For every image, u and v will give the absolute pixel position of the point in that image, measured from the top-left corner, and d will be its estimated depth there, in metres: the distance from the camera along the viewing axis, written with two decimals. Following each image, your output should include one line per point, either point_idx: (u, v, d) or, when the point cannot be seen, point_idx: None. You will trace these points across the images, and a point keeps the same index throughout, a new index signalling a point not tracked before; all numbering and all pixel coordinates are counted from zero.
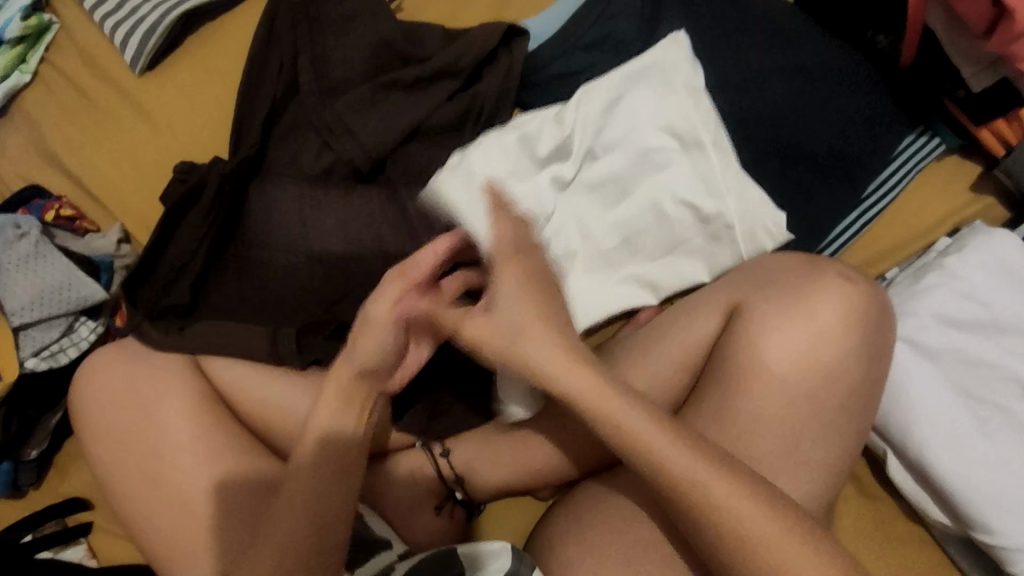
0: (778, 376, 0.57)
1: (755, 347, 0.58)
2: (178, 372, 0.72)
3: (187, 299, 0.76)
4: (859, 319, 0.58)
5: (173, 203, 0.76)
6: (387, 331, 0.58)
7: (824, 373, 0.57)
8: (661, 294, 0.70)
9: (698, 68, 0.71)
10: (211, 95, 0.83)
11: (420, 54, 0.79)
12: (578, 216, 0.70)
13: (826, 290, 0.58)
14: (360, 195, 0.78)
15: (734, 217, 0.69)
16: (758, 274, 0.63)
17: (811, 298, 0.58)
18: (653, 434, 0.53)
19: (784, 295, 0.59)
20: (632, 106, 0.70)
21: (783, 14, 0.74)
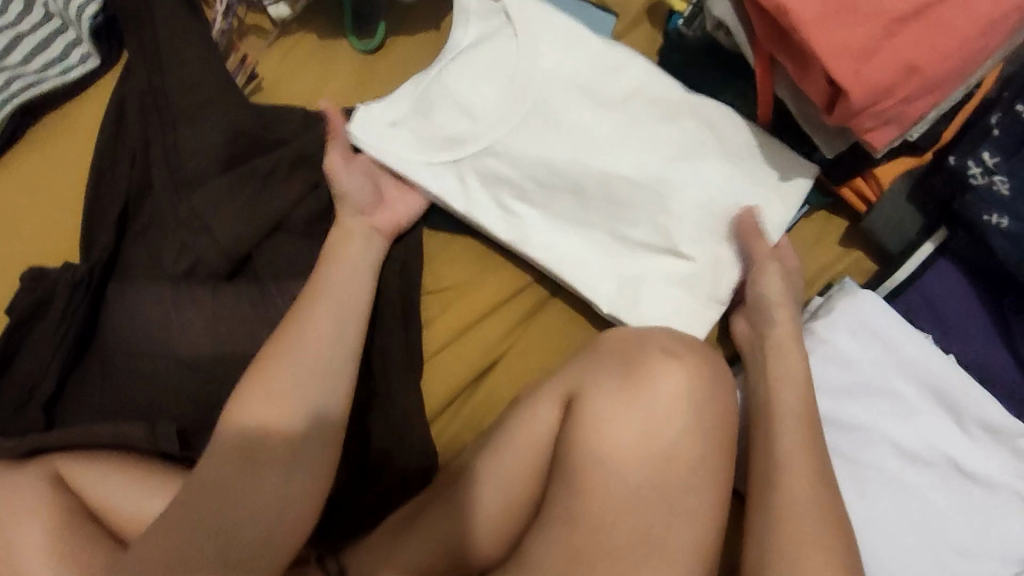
0: (625, 472, 0.56)
1: (603, 424, 0.57)
2: (37, 489, 0.64)
3: (42, 421, 0.69)
4: (696, 396, 0.58)
5: (22, 312, 0.71)
6: (630, 382, 0.59)
7: (691, 462, 0.57)
8: (468, 201, 0.70)
9: (739, 126, 0.68)
10: (57, 193, 0.77)
11: (281, 138, 0.75)
12: (588, 240, 0.69)
13: (665, 365, 0.59)
14: (223, 290, 0.73)
15: (471, 141, 0.70)
16: (592, 351, 0.62)
17: (645, 376, 0.59)
18: (592, 409, 0.58)
19: (620, 374, 0.59)
20: (667, 192, 0.68)
21: (653, 74, 0.69)
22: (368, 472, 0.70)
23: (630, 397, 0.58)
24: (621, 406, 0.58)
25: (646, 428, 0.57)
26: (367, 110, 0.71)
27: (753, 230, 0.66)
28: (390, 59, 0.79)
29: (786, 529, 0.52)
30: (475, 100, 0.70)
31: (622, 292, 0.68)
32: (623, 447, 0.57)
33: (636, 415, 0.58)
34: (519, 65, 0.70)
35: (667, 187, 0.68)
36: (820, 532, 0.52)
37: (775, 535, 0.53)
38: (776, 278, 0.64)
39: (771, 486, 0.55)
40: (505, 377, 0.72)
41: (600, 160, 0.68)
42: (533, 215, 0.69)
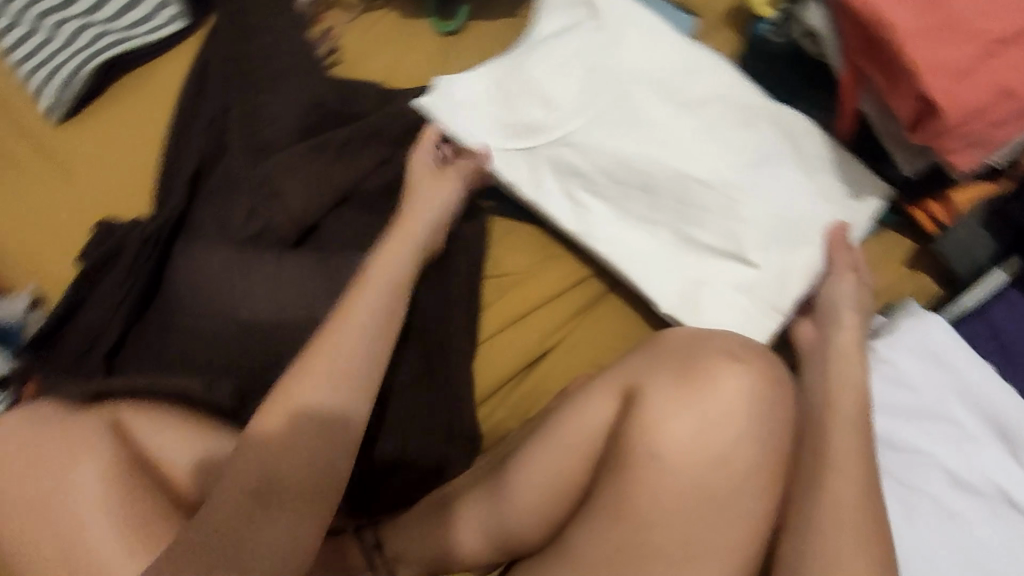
0: (683, 473, 0.56)
1: (659, 424, 0.56)
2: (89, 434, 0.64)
3: (102, 370, 0.71)
4: (759, 404, 0.57)
5: (96, 262, 0.73)
6: (692, 385, 0.57)
7: (745, 469, 0.56)
8: (538, 189, 0.71)
9: (816, 137, 0.68)
10: (131, 147, 0.78)
11: (355, 112, 0.76)
12: (653, 239, 0.69)
13: (727, 367, 0.58)
14: (289, 257, 0.74)
15: (547, 132, 0.72)
16: (653, 348, 0.61)
17: (706, 377, 0.58)
18: (650, 409, 0.57)
19: (680, 373, 0.58)
20: (737, 197, 0.68)
21: (734, 80, 0.69)
22: (410, 450, 0.70)
23: (688, 398, 0.57)
24: (680, 405, 0.57)
25: (705, 429, 0.56)
26: (449, 94, 0.73)
27: (838, 240, 0.66)
28: (467, 43, 0.80)
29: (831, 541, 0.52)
30: (553, 90, 0.72)
31: (683, 294, 0.67)
32: (680, 447, 0.56)
33: (696, 416, 0.57)
34: (600, 62, 0.71)
35: (738, 192, 0.68)
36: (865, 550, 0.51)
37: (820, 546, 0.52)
38: (848, 286, 0.65)
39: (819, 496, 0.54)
40: (556, 370, 0.72)
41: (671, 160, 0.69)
42: (601, 208, 0.70)
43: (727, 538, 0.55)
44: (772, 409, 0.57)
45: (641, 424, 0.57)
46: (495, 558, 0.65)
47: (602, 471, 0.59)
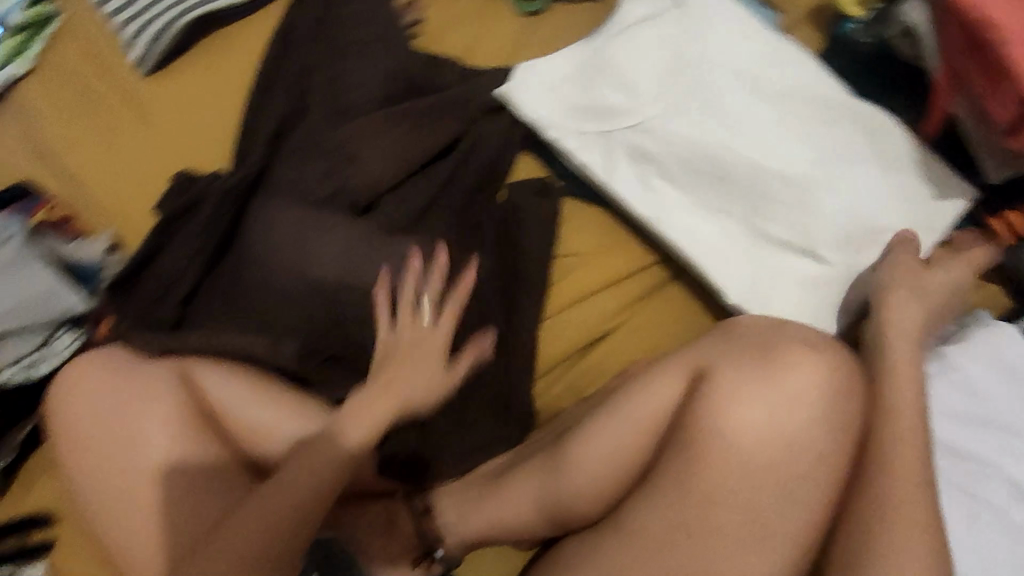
0: (746, 457, 0.56)
1: (726, 406, 0.57)
2: (158, 383, 0.67)
3: (174, 314, 0.73)
4: (830, 395, 0.57)
5: (174, 214, 0.76)
6: (762, 373, 0.58)
7: (815, 460, 0.56)
8: (611, 172, 0.71)
9: (898, 138, 0.68)
10: (214, 104, 0.80)
11: (437, 83, 0.78)
12: (724, 228, 0.69)
13: (801, 355, 0.58)
14: (359, 221, 0.75)
15: (624, 115, 0.71)
16: (724, 335, 0.62)
17: (780, 365, 0.58)
18: (721, 389, 0.58)
19: (752, 358, 0.58)
20: (813, 192, 0.67)
21: (818, 76, 0.69)
22: (467, 421, 0.71)
23: (763, 384, 0.57)
24: (753, 391, 0.57)
25: (771, 416, 0.57)
26: (528, 72, 0.73)
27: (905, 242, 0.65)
28: (549, 23, 0.81)
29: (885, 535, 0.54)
30: (637, 75, 0.71)
31: (751, 286, 0.67)
32: (748, 431, 0.56)
33: (769, 400, 0.57)
34: (684, 48, 0.71)
35: (815, 187, 0.67)
36: (915, 546, 0.53)
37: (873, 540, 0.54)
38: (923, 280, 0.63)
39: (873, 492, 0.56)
40: (613, 353, 0.73)
41: (749, 151, 0.68)
42: (673, 195, 0.70)
43: (783, 525, 0.56)
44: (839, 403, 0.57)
45: (710, 405, 0.57)
46: (545, 530, 0.66)
47: (665, 451, 0.60)
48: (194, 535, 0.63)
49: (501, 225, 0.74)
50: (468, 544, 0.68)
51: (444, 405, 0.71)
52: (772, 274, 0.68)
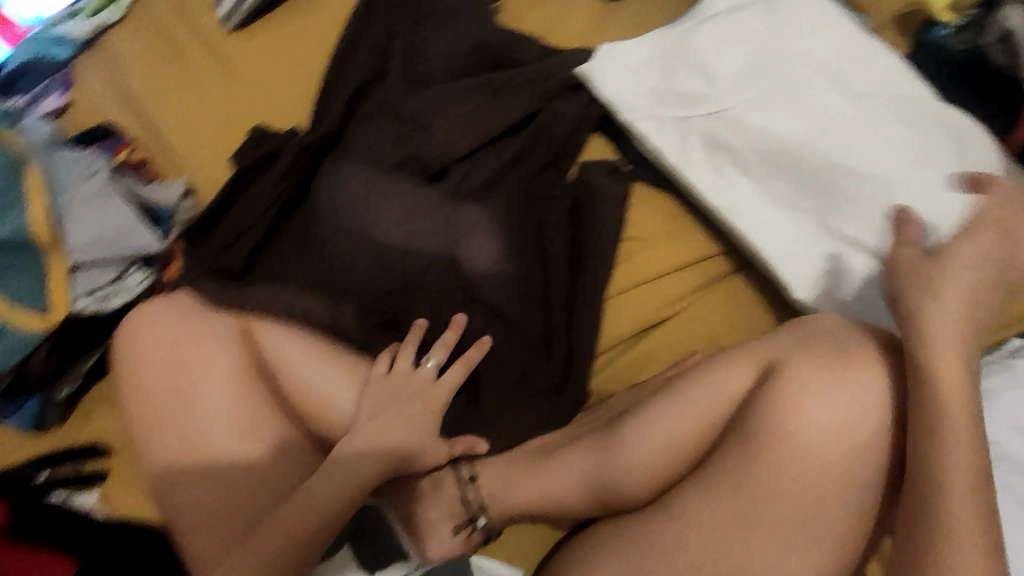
0: (810, 452, 0.56)
1: (798, 399, 0.56)
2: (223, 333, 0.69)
3: (240, 265, 0.73)
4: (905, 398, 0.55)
5: (248, 169, 0.76)
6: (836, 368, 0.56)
7: (874, 459, 0.56)
8: (684, 158, 0.71)
9: (980, 145, 0.67)
10: (293, 64, 0.82)
11: (515, 60, 0.79)
12: (796, 223, 0.68)
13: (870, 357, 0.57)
14: (428, 190, 0.75)
15: (703, 102, 0.71)
16: (801, 328, 0.60)
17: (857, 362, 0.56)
18: (804, 384, 0.56)
19: (828, 352, 0.57)
20: (891, 192, 0.66)
21: (903, 79, 0.69)
22: (520, 397, 0.70)
23: (835, 379, 0.56)
24: (826, 384, 0.56)
25: (837, 410, 0.55)
26: (609, 56, 0.74)
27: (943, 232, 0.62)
28: (631, 8, 0.81)
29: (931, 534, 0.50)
30: (718, 63, 0.71)
31: (819, 282, 0.67)
32: (818, 427, 0.55)
33: (840, 395, 0.56)
34: (769, 41, 0.71)
35: (894, 188, 0.66)
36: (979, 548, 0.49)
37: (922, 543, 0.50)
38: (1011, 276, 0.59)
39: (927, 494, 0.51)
40: (669, 342, 0.72)
41: (828, 147, 0.68)
42: (746, 186, 0.70)
43: (827, 521, 0.56)
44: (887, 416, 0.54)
45: (780, 397, 0.56)
46: (589, 511, 0.66)
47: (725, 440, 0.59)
48: (247, 476, 0.65)
49: (567, 207, 0.75)
50: (510, 515, 0.68)
51: (501, 379, 0.70)
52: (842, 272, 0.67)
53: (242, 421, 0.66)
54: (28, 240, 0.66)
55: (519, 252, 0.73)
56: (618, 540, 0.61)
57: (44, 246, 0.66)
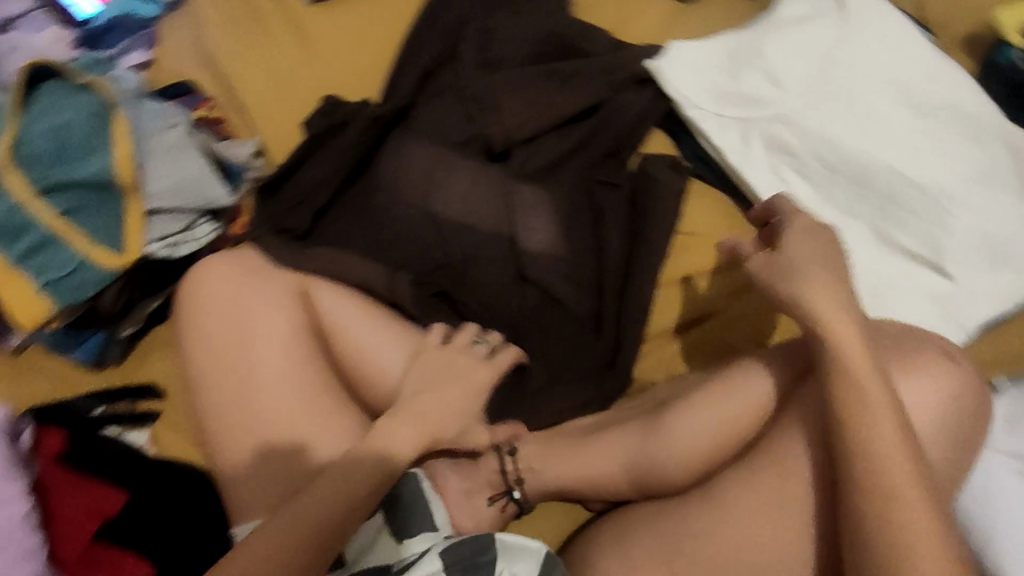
0: None
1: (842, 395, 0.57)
2: (280, 287, 0.70)
3: (305, 224, 0.76)
4: (964, 401, 0.55)
5: (319, 136, 0.79)
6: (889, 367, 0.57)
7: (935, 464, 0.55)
8: (744, 157, 0.72)
9: None
10: (369, 39, 0.85)
11: (584, 52, 0.81)
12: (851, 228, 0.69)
13: (928, 356, 0.56)
14: (489, 170, 0.78)
15: (767, 104, 0.73)
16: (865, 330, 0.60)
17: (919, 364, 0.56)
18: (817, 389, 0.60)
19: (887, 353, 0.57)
20: (949, 204, 0.67)
21: (969, 97, 0.70)
22: (563, 375, 0.73)
23: None
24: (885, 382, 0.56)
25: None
26: (679, 52, 0.75)
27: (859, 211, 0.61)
28: (700, 13, 0.84)
29: (888, 502, 0.48)
30: (786, 69, 0.73)
31: (871, 288, 0.67)
32: None
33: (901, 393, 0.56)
34: (838, 49, 0.72)
35: (952, 201, 0.67)
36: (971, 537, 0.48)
37: (871, 506, 0.48)
38: None
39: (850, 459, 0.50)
40: (713, 341, 0.74)
41: (889, 156, 0.69)
42: (804, 188, 0.71)
43: None
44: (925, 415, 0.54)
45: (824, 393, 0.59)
46: (627, 492, 0.67)
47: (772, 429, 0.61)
48: (291, 428, 0.65)
49: (626, 196, 0.76)
50: (547, 490, 0.70)
51: (547, 358, 0.73)
52: (895, 278, 0.68)
53: (293, 372, 0.67)
54: (110, 180, 0.69)
55: (573, 237, 0.75)
56: (656, 522, 0.63)
57: (125, 188, 0.69)
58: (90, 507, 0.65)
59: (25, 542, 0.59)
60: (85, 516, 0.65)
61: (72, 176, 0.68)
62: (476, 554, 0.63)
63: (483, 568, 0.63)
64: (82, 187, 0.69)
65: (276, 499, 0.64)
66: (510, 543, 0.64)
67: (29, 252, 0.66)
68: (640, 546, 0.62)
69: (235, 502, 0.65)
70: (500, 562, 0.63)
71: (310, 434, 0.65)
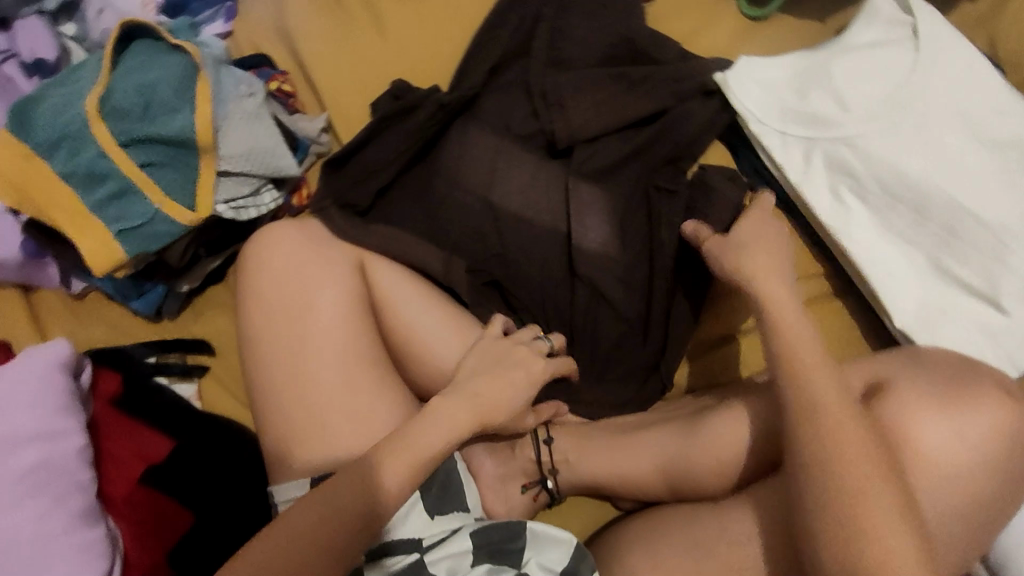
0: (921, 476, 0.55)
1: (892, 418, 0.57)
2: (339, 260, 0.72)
3: (367, 202, 0.77)
4: (1009, 435, 0.56)
5: (386, 120, 0.80)
6: (935, 394, 0.57)
7: (976, 495, 0.56)
8: (805, 177, 0.73)
9: None
10: (441, 27, 0.87)
11: (652, 61, 0.82)
12: (905, 257, 0.70)
13: (983, 394, 0.57)
14: (550, 167, 0.79)
15: (834, 125, 0.73)
16: (915, 360, 0.62)
17: (968, 396, 0.57)
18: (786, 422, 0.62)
19: (937, 383, 0.58)
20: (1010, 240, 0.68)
21: None
22: (602, 374, 0.75)
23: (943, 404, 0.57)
24: (931, 409, 0.56)
25: (937, 434, 0.56)
26: (750, 69, 0.76)
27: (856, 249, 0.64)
28: (770, 32, 0.85)
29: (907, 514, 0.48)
30: (855, 92, 0.73)
31: (921, 317, 0.69)
32: (932, 455, 0.55)
33: (947, 421, 0.56)
34: (911, 77, 0.73)
35: (1015, 237, 0.68)
36: None
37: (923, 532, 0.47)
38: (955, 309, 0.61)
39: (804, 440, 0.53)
40: (755, 354, 0.77)
41: (952, 187, 0.70)
42: (863, 213, 0.72)
43: None
44: (968, 446, 0.56)
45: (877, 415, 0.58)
46: (660, 492, 0.69)
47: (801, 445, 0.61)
48: (338, 398, 0.67)
49: (685, 201, 0.76)
50: (581, 482, 0.72)
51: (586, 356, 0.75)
52: (946, 309, 0.69)
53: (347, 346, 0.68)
54: (189, 141, 0.71)
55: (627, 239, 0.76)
56: (689, 526, 0.63)
57: (201, 149, 0.72)
58: (137, 451, 0.69)
59: (78, 473, 0.62)
60: (132, 459, 0.68)
61: (154, 133, 0.70)
62: (504, 540, 0.65)
63: (511, 556, 0.65)
64: (161, 143, 0.71)
65: (316, 462, 0.66)
66: (538, 532, 0.65)
67: (107, 200, 0.69)
68: (668, 548, 0.62)
69: (277, 462, 0.68)
70: (527, 550, 0.65)
71: (357, 405, 0.67)
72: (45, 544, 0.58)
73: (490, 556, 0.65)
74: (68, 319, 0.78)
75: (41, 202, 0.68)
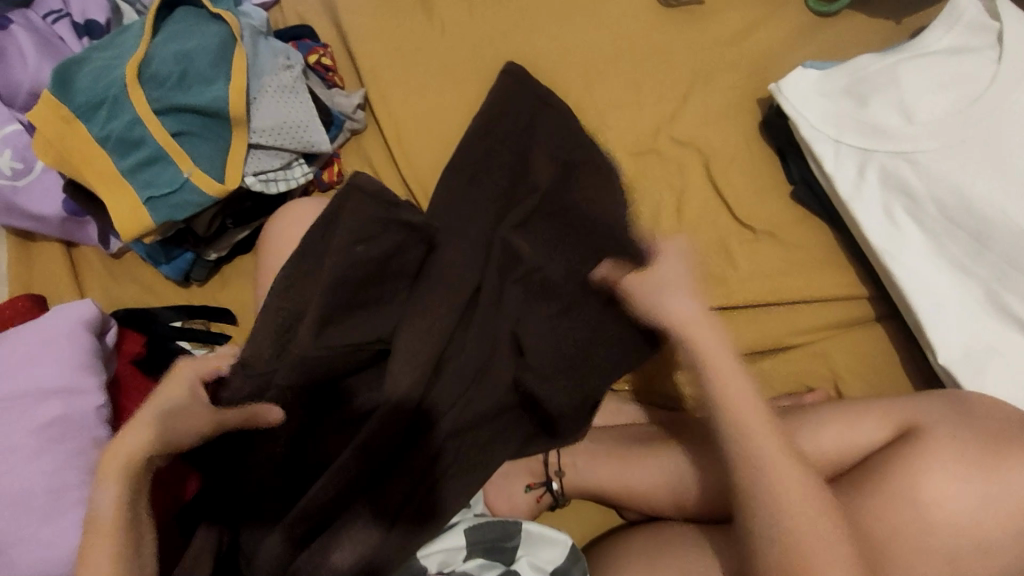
0: (933, 532, 0.51)
1: (915, 469, 0.52)
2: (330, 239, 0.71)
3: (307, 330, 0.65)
4: None
5: (386, 248, 0.64)
6: (970, 451, 0.53)
7: (998, 562, 0.52)
8: (856, 194, 0.68)
9: None
10: (487, 6, 0.83)
11: None
12: (957, 285, 0.65)
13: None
14: (497, 299, 0.67)
15: (892, 142, 0.67)
16: (954, 405, 0.57)
17: (1004, 459, 0.53)
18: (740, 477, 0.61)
19: (976, 436, 0.54)
20: None
21: None
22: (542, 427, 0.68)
23: (975, 462, 0.53)
24: (961, 466, 0.52)
25: (958, 490, 0.52)
26: (805, 76, 0.71)
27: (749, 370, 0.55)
28: (837, 32, 0.79)
29: None
30: (921, 104, 0.67)
31: (969, 355, 0.63)
32: (952, 514, 0.52)
33: (975, 479, 0.52)
34: (982, 90, 0.66)
35: None
36: None
37: None
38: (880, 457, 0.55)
39: (794, 491, 0.50)
40: (787, 374, 0.70)
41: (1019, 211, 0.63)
42: (917, 237, 0.66)
43: None
44: (994, 504, 0.52)
45: (895, 464, 0.53)
46: (664, 509, 0.66)
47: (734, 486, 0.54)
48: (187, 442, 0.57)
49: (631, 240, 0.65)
50: (582, 488, 0.70)
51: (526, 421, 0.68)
52: (1001, 350, 0.63)
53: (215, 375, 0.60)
54: (222, 112, 0.72)
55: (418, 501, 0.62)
56: (693, 550, 0.60)
57: (234, 121, 0.72)
58: None
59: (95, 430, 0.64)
60: None
61: (187, 102, 0.71)
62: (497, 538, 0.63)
63: (504, 554, 0.62)
64: (195, 112, 0.72)
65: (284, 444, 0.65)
66: (533, 532, 0.63)
67: (137, 166, 0.70)
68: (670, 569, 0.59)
69: None
70: (520, 551, 0.62)
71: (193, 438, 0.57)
72: (59, 495, 0.60)
73: (483, 552, 0.62)
74: (104, 277, 0.80)
75: (78, 165, 0.70)
